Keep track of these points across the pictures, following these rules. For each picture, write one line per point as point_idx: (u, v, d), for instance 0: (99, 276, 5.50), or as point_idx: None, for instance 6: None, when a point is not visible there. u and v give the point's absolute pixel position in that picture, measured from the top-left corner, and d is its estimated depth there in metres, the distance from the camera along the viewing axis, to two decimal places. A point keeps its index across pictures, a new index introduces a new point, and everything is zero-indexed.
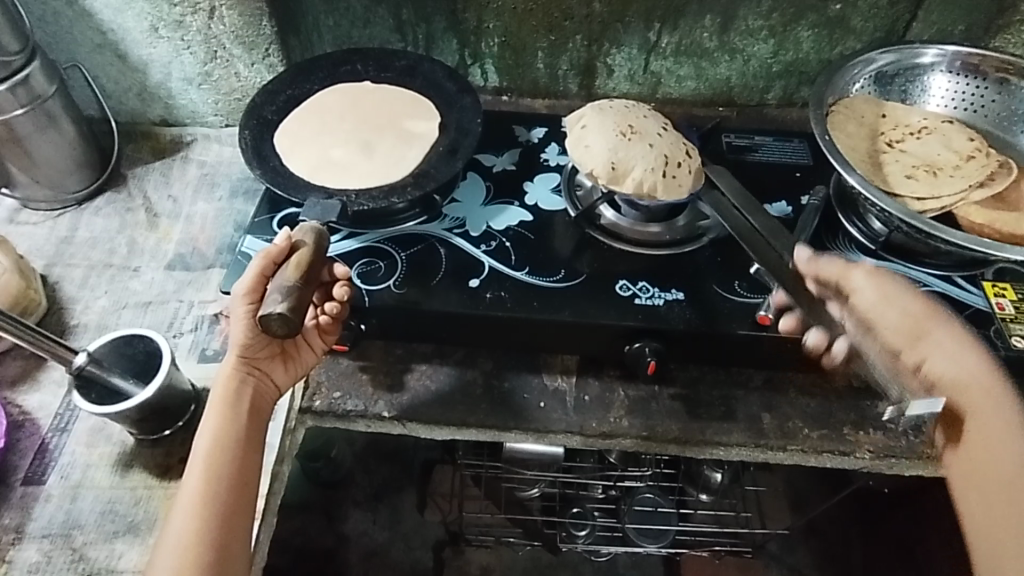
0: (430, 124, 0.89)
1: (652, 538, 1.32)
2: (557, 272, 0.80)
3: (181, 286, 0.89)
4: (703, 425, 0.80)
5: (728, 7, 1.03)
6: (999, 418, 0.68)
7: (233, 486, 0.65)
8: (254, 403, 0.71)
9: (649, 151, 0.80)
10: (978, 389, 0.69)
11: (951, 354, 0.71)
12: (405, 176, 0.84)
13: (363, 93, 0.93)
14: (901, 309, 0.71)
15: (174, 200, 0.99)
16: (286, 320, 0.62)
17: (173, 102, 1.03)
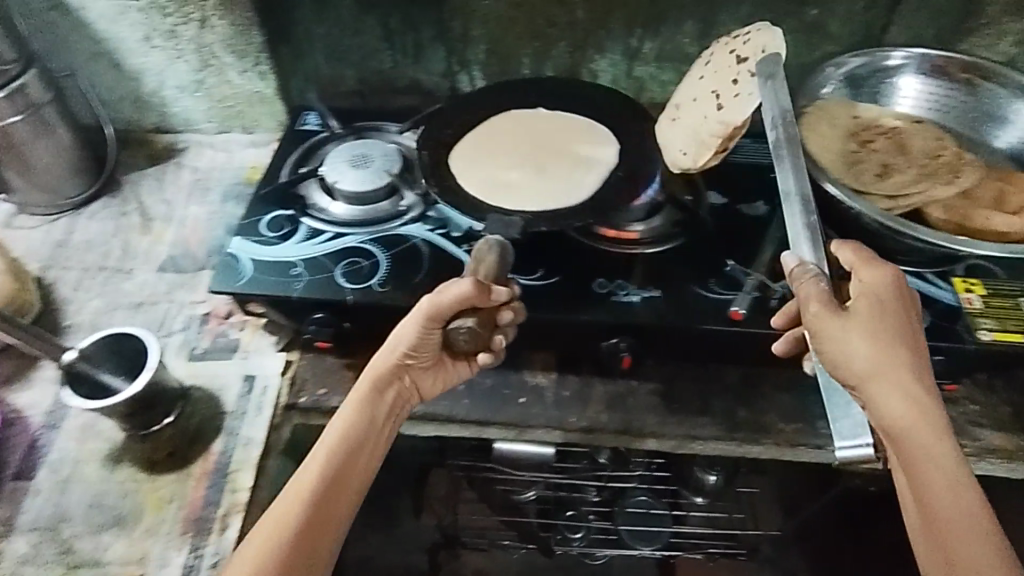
0: (606, 150, 0.92)
1: (646, 541, 1.31)
2: (536, 270, 0.82)
3: (173, 287, 0.92)
4: (680, 420, 0.81)
5: (708, 13, 1.05)
6: (949, 475, 0.55)
7: (334, 489, 0.63)
8: (388, 405, 0.72)
9: (716, 119, 0.87)
10: (924, 443, 0.56)
11: (893, 401, 0.57)
12: (584, 202, 0.84)
13: (536, 122, 0.97)
14: (859, 342, 0.58)
15: (168, 204, 1.02)
16: (473, 333, 0.67)
17: (167, 109, 1.06)
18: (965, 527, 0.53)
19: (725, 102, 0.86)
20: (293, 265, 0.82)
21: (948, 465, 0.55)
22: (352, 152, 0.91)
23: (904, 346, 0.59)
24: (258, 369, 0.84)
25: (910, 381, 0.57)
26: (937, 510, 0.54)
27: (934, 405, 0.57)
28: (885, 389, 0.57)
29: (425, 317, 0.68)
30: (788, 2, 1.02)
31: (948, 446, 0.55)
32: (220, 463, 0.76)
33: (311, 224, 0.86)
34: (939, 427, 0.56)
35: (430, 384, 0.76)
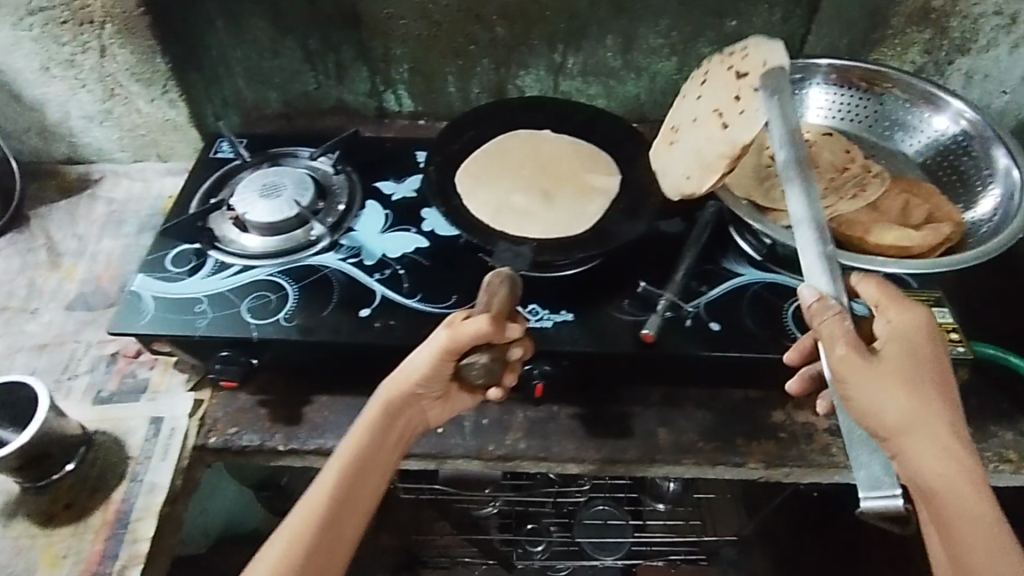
0: (610, 180, 0.87)
1: (609, 551, 1.31)
2: (449, 297, 0.81)
3: (80, 326, 0.89)
4: (600, 443, 0.80)
5: (628, 27, 1.04)
6: (985, 532, 0.52)
7: (327, 539, 0.61)
8: (390, 445, 0.68)
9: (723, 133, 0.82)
10: (960, 503, 0.52)
11: (925, 456, 0.54)
12: (587, 229, 0.81)
13: (548, 140, 0.92)
14: (886, 391, 0.55)
15: (78, 238, 0.98)
16: (488, 368, 0.67)
17: (77, 139, 1.03)
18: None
19: (730, 121, 0.82)
20: (197, 302, 0.80)
21: (987, 523, 0.52)
22: (262, 181, 0.89)
23: (933, 393, 0.55)
24: (167, 410, 0.81)
25: (945, 438, 0.54)
26: (977, 571, 0.51)
27: (965, 460, 0.54)
28: (919, 442, 0.54)
29: (440, 353, 0.64)
30: (705, 14, 1.02)
31: (984, 504, 0.52)
32: (120, 513, 0.73)
33: (220, 258, 0.84)
34: (974, 483, 0.53)
35: (438, 412, 0.72)
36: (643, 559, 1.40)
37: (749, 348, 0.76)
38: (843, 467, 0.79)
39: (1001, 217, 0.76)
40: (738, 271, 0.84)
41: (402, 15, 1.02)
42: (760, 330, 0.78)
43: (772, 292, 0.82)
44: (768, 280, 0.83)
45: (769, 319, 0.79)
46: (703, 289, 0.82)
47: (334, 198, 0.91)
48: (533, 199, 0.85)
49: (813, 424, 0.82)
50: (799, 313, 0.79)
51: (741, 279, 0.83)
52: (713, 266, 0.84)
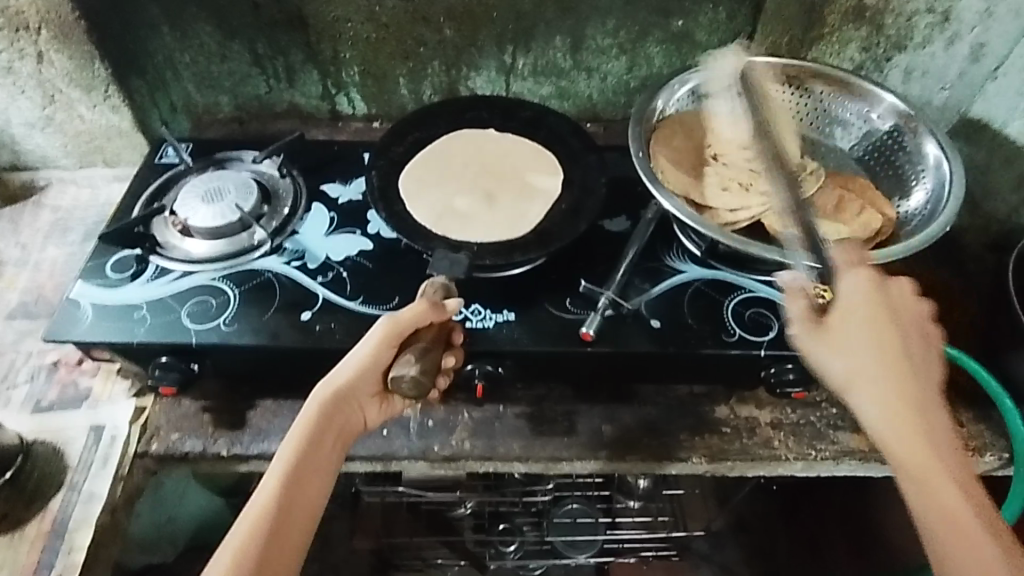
0: (553, 179, 0.87)
1: (579, 548, 1.35)
2: (391, 299, 0.81)
3: (21, 336, 0.88)
4: (545, 441, 0.81)
5: (576, 27, 1.05)
6: (951, 484, 0.55)
7: (273, 553, 0.58)
8: (328, 450, 0.65)
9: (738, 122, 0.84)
10: (929, 457, 0.55)
11: (893, 414, 0.57)
12: (529, 231, 0.81)
13: (491, 142, 0.92)
14: (863, 351, 0.58)
15: (22, 246, 0.97)
16: (417, 382, 0.62)
17: (20, 147, 1.02)
18: (969, 534, 0.53)
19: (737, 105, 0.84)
20: (136, 308, 0.79)
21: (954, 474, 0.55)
22: (204, 186, 0.88)
23: (908, 355, 0.59)
24: (108, 418, 0.80)
25: (897, 397, 0.57)
26: (946, 521, 0.54)
27: (935, 417, 0.57)
28: (885, 402, 0.57)
29: (379, 343, 0.65)
30: (650, 13, 1.03)
31: (938, 459, 0.55)
32: (58, 523, 0.72)
33: (161, 263, 0.84)
34: (944, 439, 0.57)
35: (377, 413, 0.70)
36: (615, 555, 1.40)
37: (689, 344, 0.77)
38: (786, 461, 0.80)
39: (933, 206, 0.77)
40: (680, 268, 0.85)
41: (349, 18, 1.02)
42: (701, 326, 0.78)
43: (713, 288, 0.82)
44: (710, 277, 0.84)
45: (709, 316, 0.79)
46: (645, 286, 0.83)
47: (279, 202, 0.91)
48: (475, 203, 0.85)
49: (755, 418, 0.83)
50: (739, 308, 0.80)
51: (683, 276, 0.84)
52: (655, 263, 0.85)
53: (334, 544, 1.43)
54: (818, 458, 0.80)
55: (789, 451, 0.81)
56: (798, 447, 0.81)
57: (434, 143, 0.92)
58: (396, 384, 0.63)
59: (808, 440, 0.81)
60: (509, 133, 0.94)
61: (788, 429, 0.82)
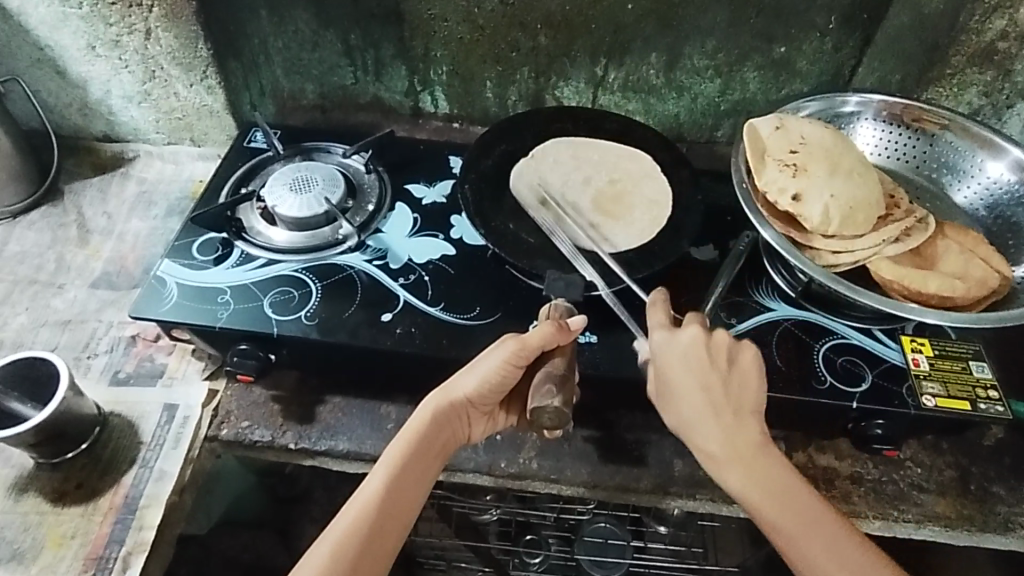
0: (661, 191, 0.85)
1: (605, 569, 1.26)
2: (472, 309, 0.79)
3: (103, 305, 0.89)
4: (614, 470, 0.79)
5: (674, 46, 1.02)
6: (784, 487, 0.61)
7: (370, 552, 0.61)
8: (433, 459, 0.66)
9: (818, 166, 0.76)
10: (752, 449, 0.63)
11: (717, 433, 0.63)
12: (629, 250, 0.79)
13: (588, 147, 0.90)
14: (686, 389, 0.64)
15: (108, 217, 0.99)
16: (561, 413, 0.61)
17: (115, 118, 1.04)
18: (802, 513, 0.60)
19: (799, 149, 0.78)
20: (220, 292, 0.79)
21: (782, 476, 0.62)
22: (293, 176, 0.88)
23: (722, 386, 0.64)
24: (181, 398, 0.80)
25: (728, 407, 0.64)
26: (784, 504, 0.61)
27: (745, 433, 0.64)
28: (706, 429, 0.64)
29: (507, 361, 0.65)
30: (754, 37, 1.00)
31: (770, 455, 0.63)
32: (129, 498, 0.73)
33: (245, 249, 0.84)
34: (763, 453, 0.63)
35: (481, 430, 0.72)
36: None
37: (776, 388, 0.74)
38: (865, 518, 0.76)
39: None
40: (770, 304, 0.82)
41: (445, 17, 1.01)
42: (788, 368, 0.76)
43: (804, 330, 0.80)
44: (800, 317, 0.81)
45: (800, 360, 0.76)
46: (731, 320, 0.80)
47: (364, 197, 0.90)
48: (591, 218, 0.82)
49: (835, 468, 0.79)
50: (830, 354, 0.77)
51: (773, 314, 0.81)
52: (744, 297, 0.83)
53: None
54: (901, 519, 0.75)
55: (868, 508, 0.76)
56: (880, 505, 0.76)
57: (523, 153, 0.89)
58: (537, 414, 0.61)
59: (890, 500, 0.77)
60: (607, 140, 0.91)
61: (869, 484, 0.78)
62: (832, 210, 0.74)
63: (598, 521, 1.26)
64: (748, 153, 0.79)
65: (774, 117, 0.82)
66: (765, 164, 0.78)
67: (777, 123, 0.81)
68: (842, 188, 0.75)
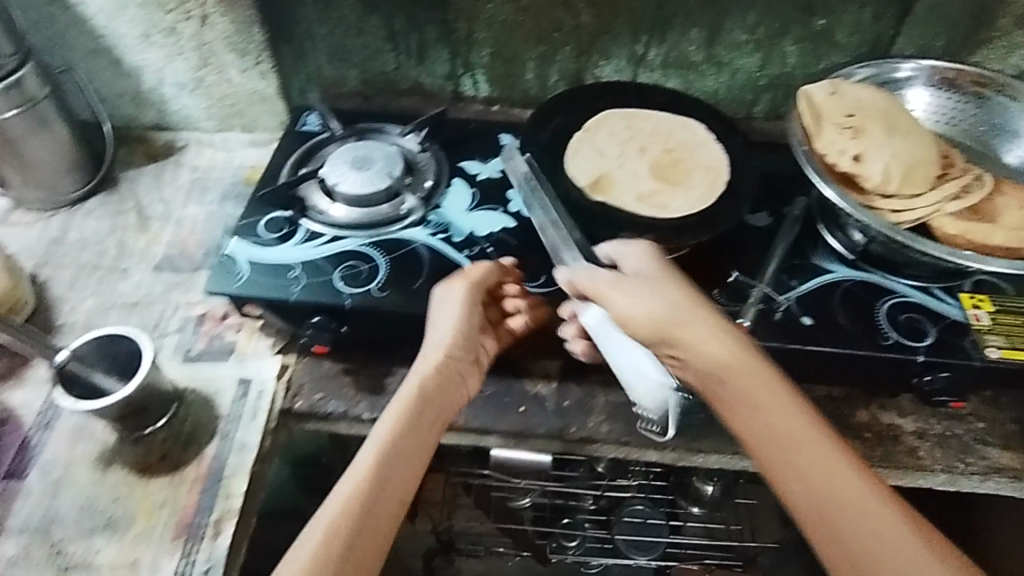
0: (716, 157, 0.87)
1: (643, 550, 1.27)
2: (538, 278, 0.81)
3: (168, 287, 0.91)
4: (681, 431, 0.80)
5: (715, 20, 1.04)
6: (810, 434, 0.59)
7: (360, 535, 0.59)
8: (427, 429, 0.69)
9: (875, 128, 0.78)
10: (770, 395, 0.61)
11: (737, 375, 0.62)
12: (692, 215, 0.81)
13: (639, 118, 0.92)
14: (702, 336, 0.64)
15: (165, 203, 1.01)
16: None
17: (167, 107, 1.05)
18: (831, 461, 0.58)
19: (855, 112, 0.80)
20: (291, 267, 0.81)
21: (770, 410, 0.60)
22: (353, 154, 0.90)
23: (723, 330, 0.65)
24: (255, 372, 0.82)
25: (741, 351, 0.63)
26: (807, 450, 0.58)
27: (768, 380, 0.62)
28: (729, 373, 0.62)
29: (465, 287, 0.75)
30: (795, 9, 1.01)
31: (792, 406, 0.61)
32: (214, 468, 0.74)
33: (311, 226, 0.86)
34: (762, 383, 0.61)
35: (473, 389, 0.75)
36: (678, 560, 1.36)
37: (842, 345, 0.76)
38: (932, 472, 0.77)
39: None
40: (828, 267, 0.83)
41: None
42: (853, 326, 0.77)
43: (863, 290, 0.81)
44: (859, 277, 0.82)
45: (863, 318, 0.78)
46: (792, 282, 0.82)
47: (421, 174, 0.92)
48: (652, 188, 0.84)
49: (899, 425, 0.80)
50: (892, 312, 0.79)
51: (831, 275, 0.83)
52: (802, 260, 0.84)
53: None
54: (967, 472, 0.77)
55: (935, 462, 0.78)
56: (945, 459, 0.78)
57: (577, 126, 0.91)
58: None
59: (955, 453, 0.78)
60: (663, 112, 0.93)
61: (934, 439, 0.79)
62: (892, 170, 0.76)
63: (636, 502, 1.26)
64: (804, 118, 0.81)
65: (826, 81, 0.83)
66: (822, 127, 0.79)
67: (831, 88, 0.82)
68: (899, 149, 0.77)
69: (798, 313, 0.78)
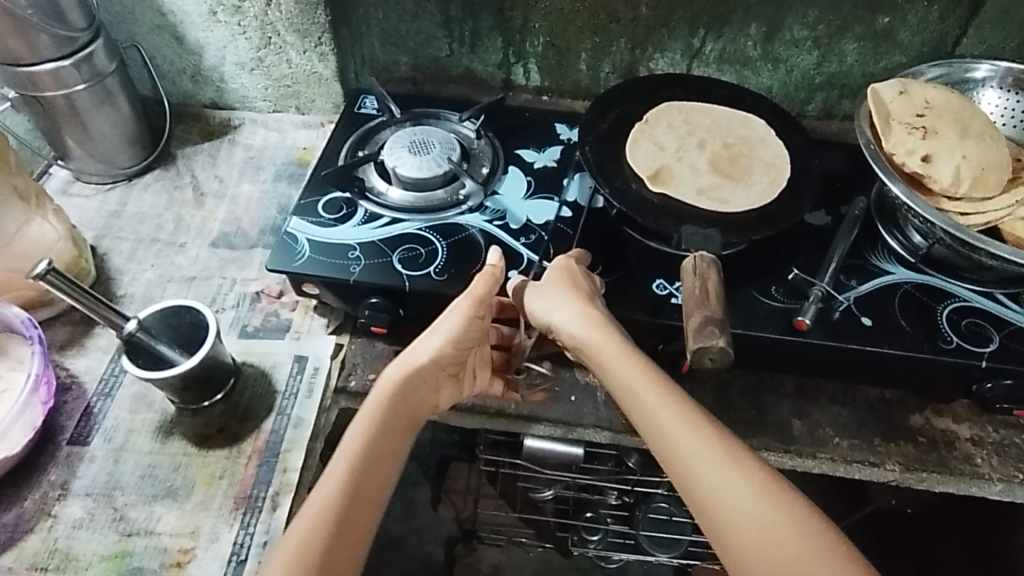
0: (778, 153, 0.86)
1: (664, 547, 1.28)
2: (596, 267, 0.81)
3: (224, 263, 0.92)
4: (732, 427, 0.80)
5: (775, 16, 1.03)
6: (710, 452, 0.61)
7: (341, 539, 0.59)
8: (399, 433, 0.67)
9: (946, 129, 0.77)
10: (670, 415, 0.63)
11: (642, 393, 0.65)
12: (753, 210, 0.80)
13: (699, 112, 0.92)
14: (619, 359, 0.67)
15: (220, 180, 1.02)
16: (726, 352, 0.58)
17: (224, 85, 1.07)
18: (733, 480, 0.59)
19: (925, 112, 0.79)
20: (350, 248, 0.81)
21: (655, 406, 0.64)
22: (411, 138, 0.90)
23: (623, 351, 0.68)
24: (310, 350, 0.83)
25: (642, 371, 0.66)
26: (713, 468, 0.60)
27: (666, 400, 0.64)
28: (639, 397, 0.65)
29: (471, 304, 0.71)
30: (858, 7, 1.00)
31: (693, 423, 0.63)
32: (271, 442, 0.75)
33: (369, 208, 0.86)
34: (647, 380, 0.65)
35: (448, 396, 0.75)
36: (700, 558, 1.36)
37: (902, 347, 0.75)
38: (988, 480, 0.76)
39: None
40: (888, 268, 0.83)
41: None
42: (913, 329, 0.76)
43: (924, 293, 0.80)
44: (919, 280, 0.81)
45: (924, 321, 0.77)
46: (851, 283, 0.81)
47: (477, 161, 0.93)
48: (713, 182, 0.83)
49: (954, 431, 0.79)
50: (953, 316, 0.78)
51: (892, 277, 0.82)
52: (861, 261, 0.83)
53: (417, 508, 1.48)
54: None
55: (992, 470, 0.77)
56: (1003, 467, 0.77)
57: (637, 117, 0.90)
58: (698, 356, 0.58)
59: (1013, 462, 0.77)
60: (723, 107, 0.92)
61: (990, 447, 0.78)
62: (963, 171, 0.75)
63: (659, 501, 1.21)
64: (872, 117, 0.80)
65: (894, 81, 0.83)
66: (891, 127, 0.78)
67: (900, 87, 0.81)
68: (971, 150, 0.76)
69: (858, 314, 0.77)
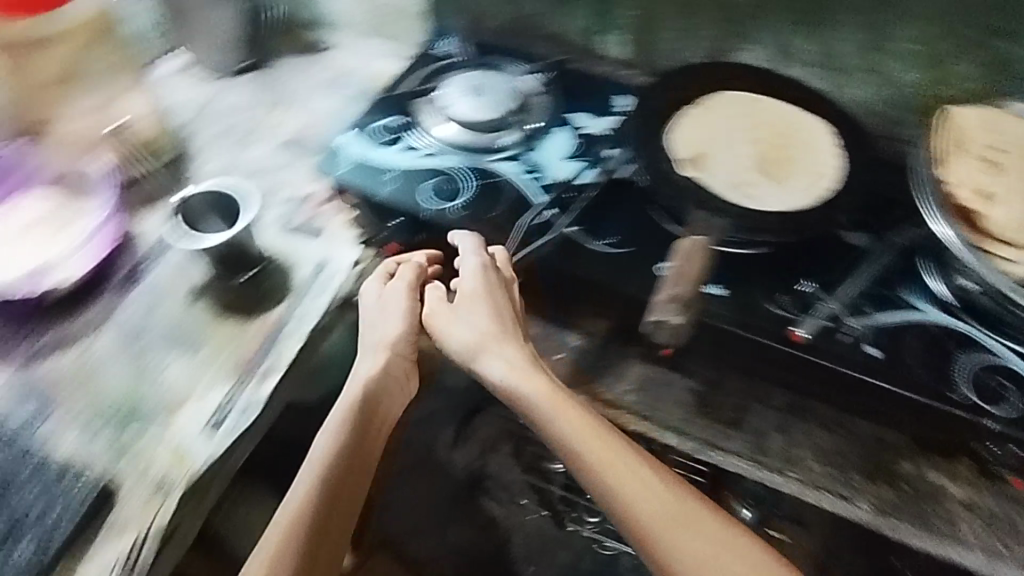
0: (829, 159, 0.84)
1: None
2: (611, 236, 0.82)
3: (284, 167, 1.00)
4: (708, 425, 0.76)
5: (879, 21, 0.95)
6: (661, 503, 0.63)
7: (333, 511, 0.67)
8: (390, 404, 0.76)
9: (1000, 180, 0.85)
10: (616, 467, 0.65)
11: (580, 444, 0.67)
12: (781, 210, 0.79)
13: (758, 106, 0.91)
14: (559, 407, 0.69)
15: (301, 93, 1.10)
16: (675, 327, 0.77)
17: (322, 9, 1.16)
18: (690, 528, 0.62)
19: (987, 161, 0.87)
20: (391, 168, 0.87)
21: (608, 458, 0.65)
22: (475, 82, 0.97)
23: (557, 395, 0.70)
24: (333, 256, 0.89)
25: (580, 422, 0.68)
26: (666, 516, 0.62)
27: (610, 450, 0.66)
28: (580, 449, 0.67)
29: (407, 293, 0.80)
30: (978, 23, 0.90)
31: (640, 472, 0.65)
32: (275, 327, 0.83)
33: (418, 136, 0.92)
34: (595, 435, 0.67)
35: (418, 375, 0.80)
36: None
37: (901, 386, 0.72)
38: (965, 545, 0.68)
39: None
40: (917, 305, 0.77)
41: None
42: (923, 370, 0.72)
43: (950, 338, 0.75)
44: (950, 325, 0.76)
45: (934, 364, 0.73)
46: (869, 309, 0.77)
47: (529, 115, 0.95)
48: (751, 176, 0.84)
49: (946, 488, 0.72)
50: (980, 370, 0.72)
51: (920, 315, 0.76)
52: (889, 291, 0.79)
53: None
54: (1012, 559, 0.67)
55: (973, 537, 0.69)
56: (988, 538, 0.69)
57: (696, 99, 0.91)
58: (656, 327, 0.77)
59: (1001, 535, 0.69)
60: (786, 104, 0.91)
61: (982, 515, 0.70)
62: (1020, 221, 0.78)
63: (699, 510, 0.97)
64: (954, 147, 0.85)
65: (969, 124, 0.93)
66: (957, 161, 0.86)
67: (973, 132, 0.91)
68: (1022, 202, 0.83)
69: (865, 340, 0.74)
